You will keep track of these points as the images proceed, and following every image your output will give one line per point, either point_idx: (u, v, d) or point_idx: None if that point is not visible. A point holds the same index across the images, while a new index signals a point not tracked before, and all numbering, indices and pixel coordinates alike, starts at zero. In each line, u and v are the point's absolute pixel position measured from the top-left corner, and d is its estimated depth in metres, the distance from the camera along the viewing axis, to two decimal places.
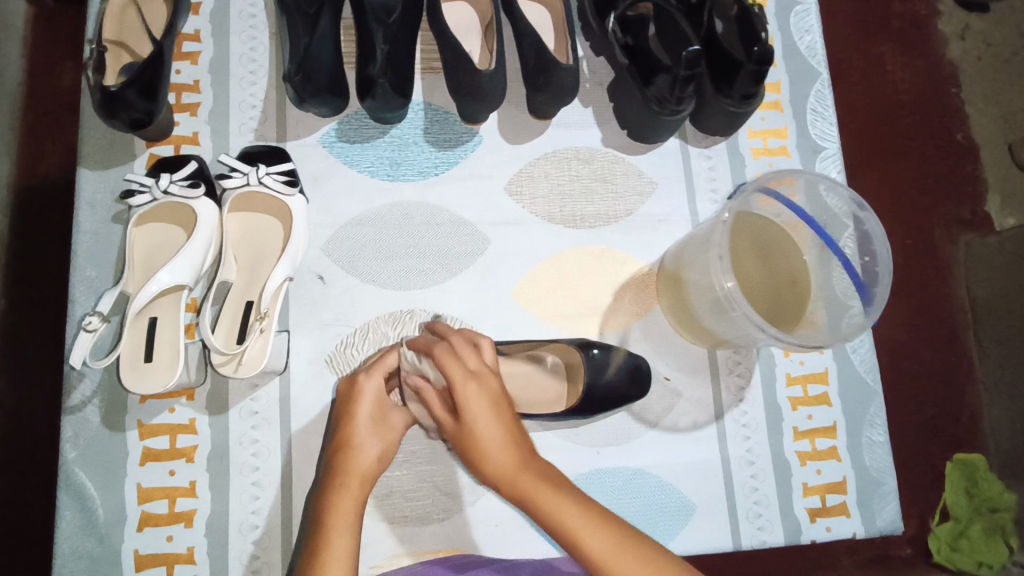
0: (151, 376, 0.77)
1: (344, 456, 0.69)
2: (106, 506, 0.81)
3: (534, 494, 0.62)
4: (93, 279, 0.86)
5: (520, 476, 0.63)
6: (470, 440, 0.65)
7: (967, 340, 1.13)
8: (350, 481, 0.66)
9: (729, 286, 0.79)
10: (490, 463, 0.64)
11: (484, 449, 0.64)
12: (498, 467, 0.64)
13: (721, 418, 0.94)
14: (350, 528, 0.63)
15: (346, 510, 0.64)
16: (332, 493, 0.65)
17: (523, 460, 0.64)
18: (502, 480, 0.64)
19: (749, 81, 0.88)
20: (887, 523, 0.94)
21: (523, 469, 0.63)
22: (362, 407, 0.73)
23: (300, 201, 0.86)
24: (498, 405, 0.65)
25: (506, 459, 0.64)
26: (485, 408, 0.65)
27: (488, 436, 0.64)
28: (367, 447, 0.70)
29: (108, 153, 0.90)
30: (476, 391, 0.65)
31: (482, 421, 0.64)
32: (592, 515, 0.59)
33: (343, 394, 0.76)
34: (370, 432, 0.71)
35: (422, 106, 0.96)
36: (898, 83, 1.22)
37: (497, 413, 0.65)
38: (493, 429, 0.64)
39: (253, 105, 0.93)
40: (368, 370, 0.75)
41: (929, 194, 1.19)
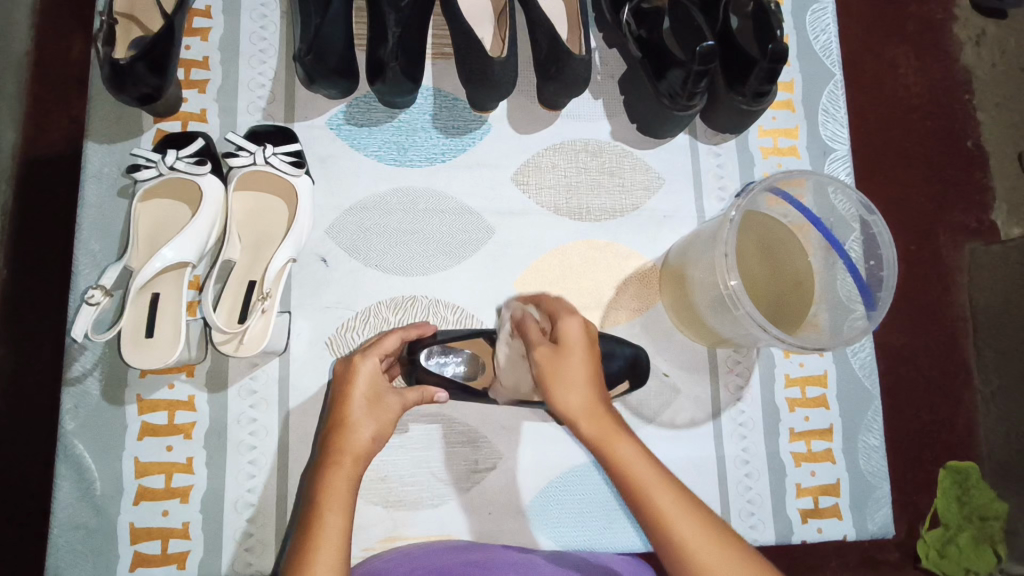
0: (151, 351, 0.77)
1: (338, 438, 0.67)
2: (103, 479, 0.81)
3: (610, 446, 0.65)
4: (97, 253, 0.85)
5: (599, 420, 0.66)
6: (558, 375, 0.68)
7: (967, 348, 1.13)
8: (343, 465, 0.65)
9: (733, 285, 0.78)
10: (571, 403, 0.67)
11: (566, 386, 0.67)
12: (575, 407, 0.67)
13: (718, 416, 0.94)
14: (340, 516, 0.61)
15: (339, 495, 0.63)
16: (325, 476, 0.64)
17: (606, 406, 0.67)
18: (581, 422, 0.67)
19: (762, 80, 0.87)
20: (879, 526, 0.94)
21: (601, 417, 0.67)
22: (360, 386, 0.71)
23: (305, 182, 0.85)
24: (583, 352, 0.69)
25: (587, 402, 0.67)
26: (570, 349, 0.69)
27: (576, 375, 0.68)
28: (361, 429, 0.68)
29: (114, 127, 0.89)
30: (579, 330, 0.70)
31: (573, 359, 0.69)
32: (661, 476, 0.62)
33: (340, 371, 0.73)
34: (364, 414, 0.69)
35: (432, 91, 0.95)
36: (911, 87, 1.21)
37: (590, 358, 0.70)
38: (582, 371, 0.68)
39: (262, 84, 0.93)
40: (365, 351, 0.73)
41: (937, 200, 1.18)
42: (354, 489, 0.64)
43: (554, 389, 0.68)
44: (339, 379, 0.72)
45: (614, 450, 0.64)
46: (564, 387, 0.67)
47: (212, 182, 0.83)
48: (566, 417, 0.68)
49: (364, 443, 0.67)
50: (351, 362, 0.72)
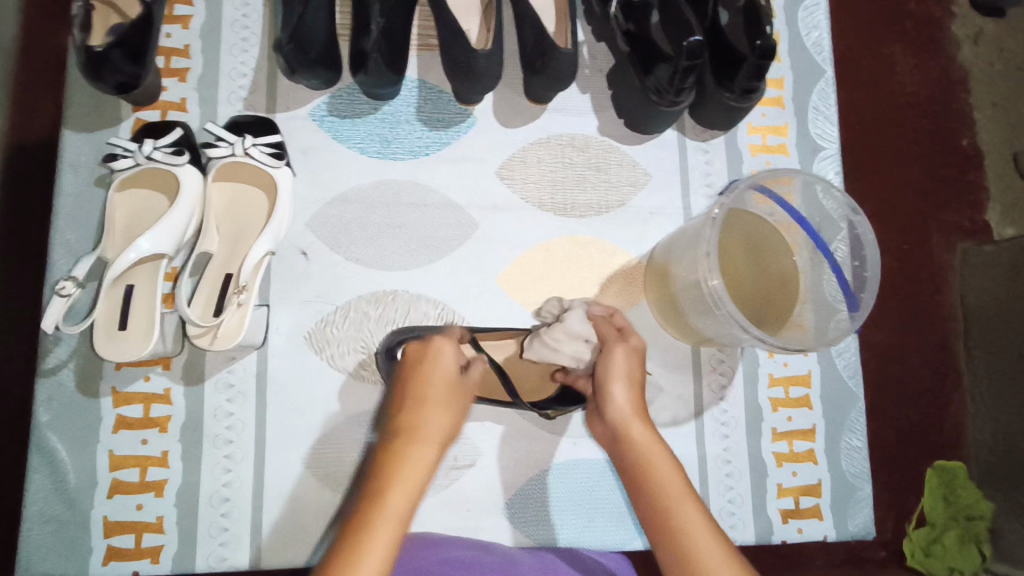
0: (124, 344, 0.76)
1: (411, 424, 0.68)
2: (77, 472, 0.80)
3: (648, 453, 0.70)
4: (73, 243, 0.84)
5: (641, 425, 0.73)
6: (612, 375, 0.75)
7: (957, 349, 1.13)
8: (420, 446, 0.66)
9: (714, 285, 0.77)
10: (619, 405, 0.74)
11: (614, 385, 0.75)
12: (620, 408, 0.74)
13: (700, 415, 0.93)
14: (409, 497, 0.62)
15: (412, 475, 0.63)
16: (401, 456, 0.64)
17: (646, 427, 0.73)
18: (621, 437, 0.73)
19: (751, 76, 0.86)
20: (859, 527, 0.94)
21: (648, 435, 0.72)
22: (435, 377, 0.73)
23: (286, 174, 0.84)
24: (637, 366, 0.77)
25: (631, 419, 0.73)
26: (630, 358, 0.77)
27: (632, 380, 0.76)
28: (440, 416, 0.70)
29: (92, 115, 0.88)
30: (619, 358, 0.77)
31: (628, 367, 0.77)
32: (690, 495, 0.66)
33: (423, 360, 0.75)
34: (439, 405, 0.70)
35: (417, 83, 0.94)
36: (906, 86, 1.20)
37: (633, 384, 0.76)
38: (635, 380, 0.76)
39: (243, 74, 0.91)
40: (440, 341, 0.77)
41: (930, 200, 1.17)
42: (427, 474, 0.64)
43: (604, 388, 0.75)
44: (413, 364, 0.76)
45: (653, 464, 0.69)
46: (613, 387, 0.75)
47: (190, 173, 0.82)
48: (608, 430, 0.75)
49: (435, 431, 0.68)
50: (434, 354, 0.76)
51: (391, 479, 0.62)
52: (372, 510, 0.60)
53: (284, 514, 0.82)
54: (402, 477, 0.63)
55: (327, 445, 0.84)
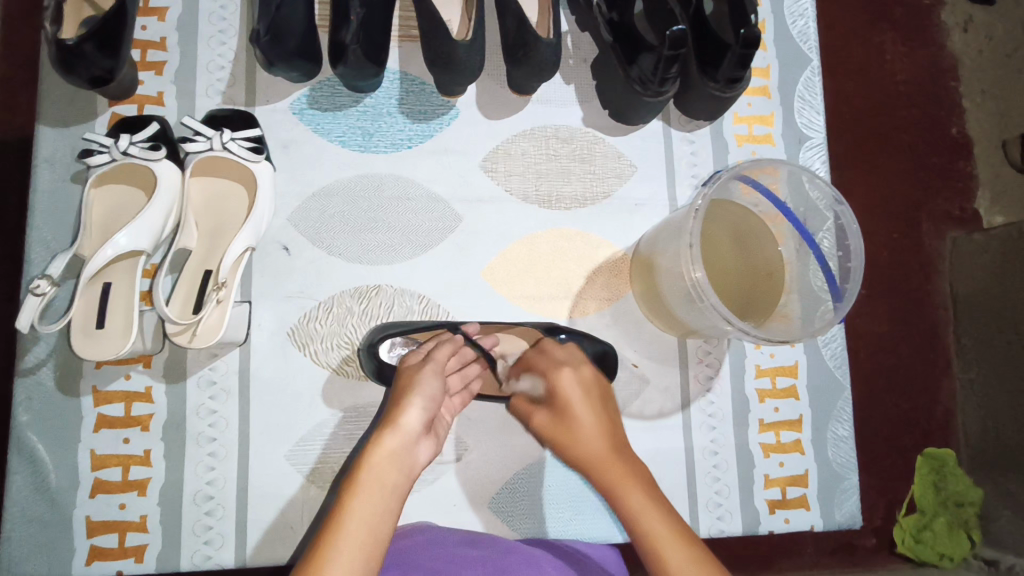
0: (102, 343, 0.75)
1: (386, 428, 0.67)
2: (57, 472, 0.80)
3: (617, 482, 0.70)
4: (49, 240, 0.83)
5: (611, 466, 0.71)
6: (568, 421, 0.75)
7: (946, 337, 1.13)
8: (387, 449, 0.65)
9: (697, 277, 0.77)
10: (583, 446, 0.73)
11: (576, 436, 0.73)
12: (590, 452, 0.72)
13: (687, 406, 0.93)
14: (379, 495, 0.61)
15: (377, 477, 0.63)
16: (374, 455, 0.64)
17: (611, 449, 0.73)
18: (589, 464, 0.72)
19: (734, 66, 0.85)
20: (846, 516, 0.94)
21: (616, 463, 0.71)
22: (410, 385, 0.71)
23: (266, 168, 0.83)
24: (591, 400, 0.76)
25: (598, 445, 0.73)
26: (578, 401, 0.75)
27: (586, 428, 0.74)
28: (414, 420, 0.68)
29: (67, 110, 0.86)
30: (569, 382, 0.76)
31: (578, 402, 0.75)
32: (664, 516, 0.66)
33: (407, 370, 0.74)
34: (421, 406, 0.69)
35: (398, 75, 0.93)
36: (896, 73, 1.19)
37: (592, 406, 0.75)
38: (591, 415, 0.74)
39: (221, 66, 0.90)
40: (410, 358, 0.77)
41: (919, 188, 1.17)
42: (395, 476, 0.64)
43: (562, 439, 0.75)
44: (402, 379, 0.73)
45: (623, 496, 0.68)
46: (575, 432, 0.74)
47: (168, 168, 0.80)
48: (576, 459, 0.74)
49: (399, 439, 0.66)
50: (410, 364, 0.75)
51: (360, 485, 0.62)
52: (336, 514, 0.60)
53: (269, 511, 0.82)
54: (371, 479, 0.62)
55: (312, 441, 0.83)
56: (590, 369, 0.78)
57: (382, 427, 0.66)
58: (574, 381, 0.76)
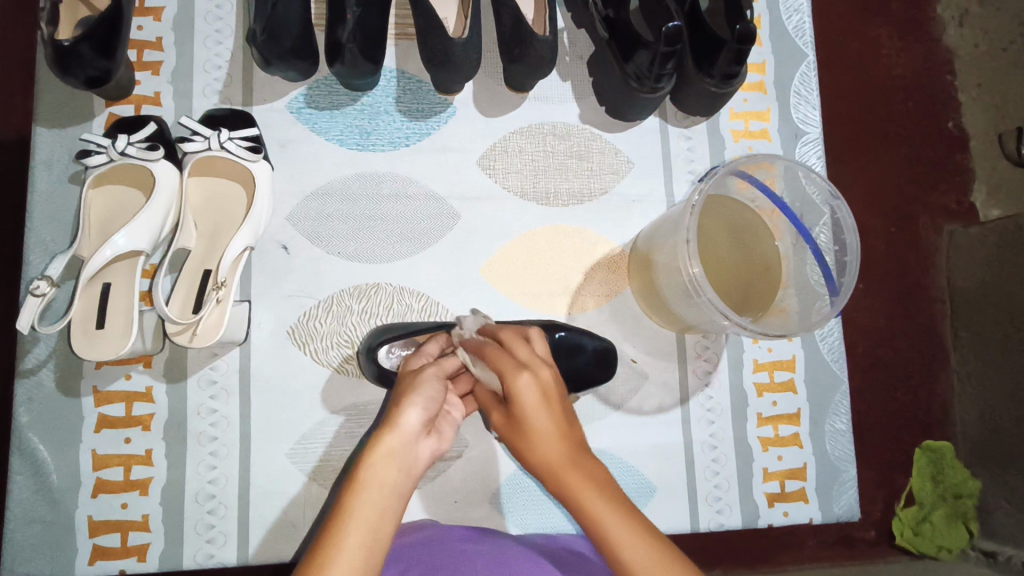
0: (102, 343, 0.75)
1: (387, 427, 0.63)
2: (59, 472, 0.80)
3: (580, 491, 0.58)
4: (48, 241, 0.83)
5: (568, 478, 0.59)
6: (521, 430, 0.61)
7: (944, 330, 1.13)
8: (389, 449, 0.61)
9: (696, 273, 0.77)
10: (541, 453, 0.60)
11: (531, 441, 0.61)
12: (546, 459, 0.60)
13: (686, 401, 0.94)
14: (380, 496, 0.58)
15: (381, 478, 0.59)
16: (374, 455, 0.60)
17: (571, 453, 0.60)
18: (550, 472, 0.60)
19: (730, 62, 0.85)
20: (845, 509, 0.95)
21: (578, 467, 0.59)
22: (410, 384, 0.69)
23: (264, 168, 0.83)
24: (550, 400, 0.62)
25: (555, 451, 0.60)
26: (537, 407, 0.61)
27: (541, 435, 0.60)
28: (413, 416, 0.64)
29: (64, 111, 0.86)
30: (527, 381, 0.61)
31: (535, 410, 0.61)
32: (643, 532, 0.54)
33: (408, 372, 0.71)
34: (420, 406, 0.65)
35: (395, 73, 0.93)
36: (892, 67, 1.19)
37: (547, 407, 0.61)
38: (546, 419, 0.61)
39: (218, 66, 0.90)
40: (411, 358, 0.74)
41: (916, 182, 1.17)
42: (398, 475, 0.60)
43: (521, 445, 0.62)
44: (404, 380, 0.70)
45: (589, 508, 0.57)
46: (529, 438, 0.61)
47: (166, 168, 0.80)
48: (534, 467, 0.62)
49: (400, 438, 0.61)
50: (410, 366, 0.72)
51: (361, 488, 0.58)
52: (339, 518, 0.56)
53: (271, 509, 0.82)
54: (372, 480, 0.59)
55: (313, 440, 0.84)
56: (549, 372, 0.63)
57: (381, 426, 0.62)
58: (534, 386, 0.61)
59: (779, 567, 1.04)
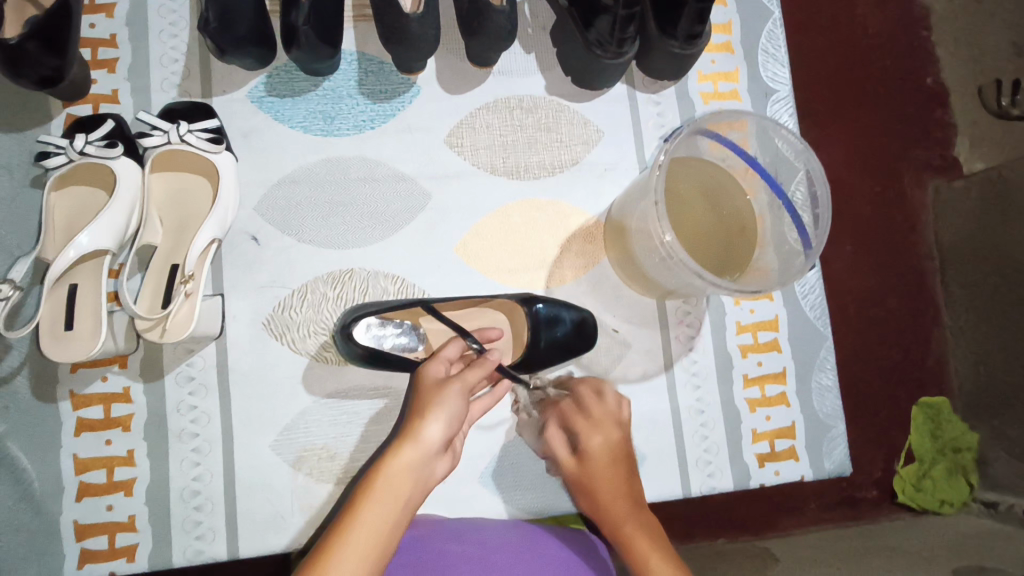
0: (72, 344, 0.74)
1: (408, 439, 0.65)
2: (41, 478, 0.79)
3: (632, 535, 0.73)
4: (12, 246, 0.82)
5: (619, 523, 0.75)
6: (591, 475, 0.78)
7: (934, 285, 1.13)
8: (404, 461, 0.63)
9: (667, 238, 0.76)
10: (606, 499, 0.76)
11: (597, 499, 0.77)
12: (612, 506, 0.76)
13: (670, 367, 0.93)
14: (390, 509, 0.61)
15: (392, 489, 0.62)
16: (392, 467, 0.63)
17: (630, 503, 0.76)
18: (609, 515, 0.76)
19: (693, 21, 0.84)
20: (835, 464, 0.95)
21: (630, 511, 0.75)
22: (425, 386, 0.70)
23: (227, 159, 0.83)
24: (617, 457, 0.79)
25: (620, 500, 0.76)
26: (601, 466, 0.78)
27: (604, 486, 0.77)
28: (436, 429, 0.66)
29: (21, 114, 0.85)
30: (598, 438, 0.79)
31: (603, 462, 0.78)
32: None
33: (430, 380, 0.70)
34: (445, 422, 0.66)
35: (355, 56, 0.91)
36: (867, 26, 1.18)
37: (618, 465, 0.79)
38: (614, 472, 0.78)
39: (175, 59, 0.88)
40: (437, 361, 0.72)
41: (895, 138, 1.16)
42: (409, 489, 0.63)
43: (587, 486, 0.78)
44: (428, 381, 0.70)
45: (633, 539, 0.73)
46: (595, 482, 0.78)
47: (127, 165, 0.79)
48: (594, 509, 0.77)
49: (416, 454, 0.64)
50: (431, 373, 0.71)
51: (369, 499, 0.61)
52: (345, 521, 0.59)
53: (257, 501, 0.81)
54: (383, 492, 0.62)
55: (297, 430, 0.83)
56: (603, 440, 0.79)
57: (403, 437, 0.65)
58: (603, 444, 0.79)
59: (782, 531, 1.04)
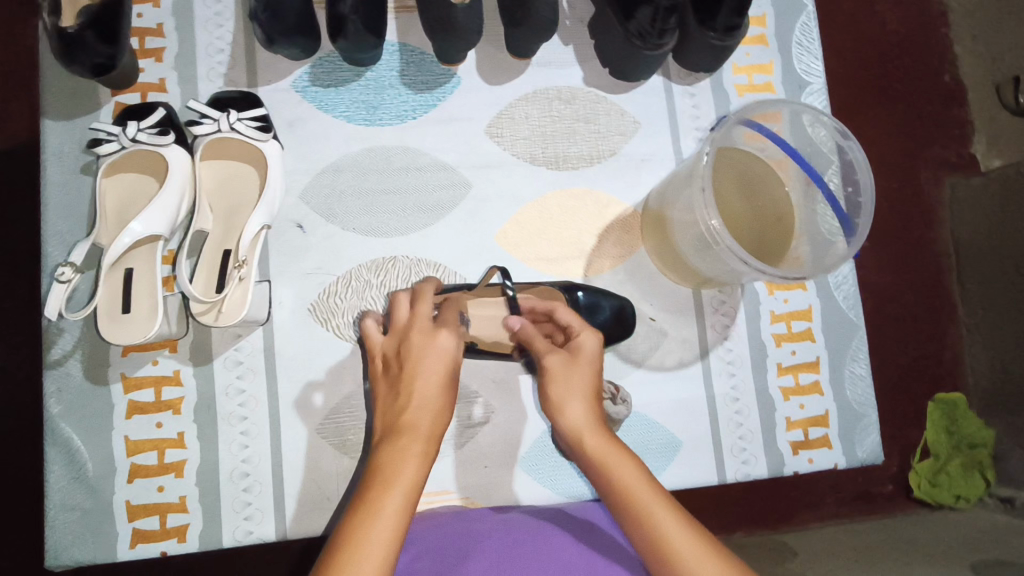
0: (129, 326, 0.76)
1: (406, 426, 0.63)
2: (95, 460, 0.81)
3: (605, 448, 0.64)
4: (65, 233, 0.84)
5: (599, 434, 0.66)
6: (565, 374, 0.70)
7: (950, 284, 1.13)
8: (419, 439, 0.62)
9: (713, 223, 0.77)
10: (573, 410, 0.68)
11: (568, 399, 0.68)
12: (580, 421, 0.67)
13: (706, 355, 0.94)
14: (406, 498, 0.57)
15: (405, 479, 0.59)
16: (393, 457, 0.60)
17: (601, 420, 0.67)
18: (582, 435, 0.66)
19: (732, 13, 0.86)
20: (868, 453, 0.96)
21: (603, 431, 0.66)
22: (433, 363, 0.67)
23: (274, 147, 0.84)
24: (588, 368, 0.71)
25: (590, 415, 0.67)
26: (579, 361, 0.71)
27: (577, 380, 0.70)
28: (434, 403, 0.65)
29: (72, 102, 0.86)
30: (585, 346, 0.73)
31: (581, 367, 0.71)
32: (660, 493, 0.60)
33: (419, 351, 0.67)
34: (439, 371, 0.66)
35: (397, 47, 0.93)
36: (886, 24, 1.19)
37: (595, 375, 0.71)
38: (586, 380, 0.70)
39: (221, 49, 0.90)
40: (448, 325, 0.69)
41: (920, 132, 1.17)
42: (422, 476, 0.60)
43: (558, 387, 0.70)
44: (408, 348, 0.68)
45: (609, 461, 0.63)
46: (568, 383, 0.70)
47: (178, 152, 0.81)
48: (564, 421, 0.68)
49: (433, 417, 0.64)
50: (421, 344, 0.68)
51: (386, 489, 0.58)
52: (362, 513, 0.55)
53: (304, 483, 0.83)
54: (396, 486, 0.58)
55: (342, 414, 0.85)
56: (594, 341, 0.73)
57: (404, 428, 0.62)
58: (597, 344, 0.73)
59: (797, 525, 1.04)
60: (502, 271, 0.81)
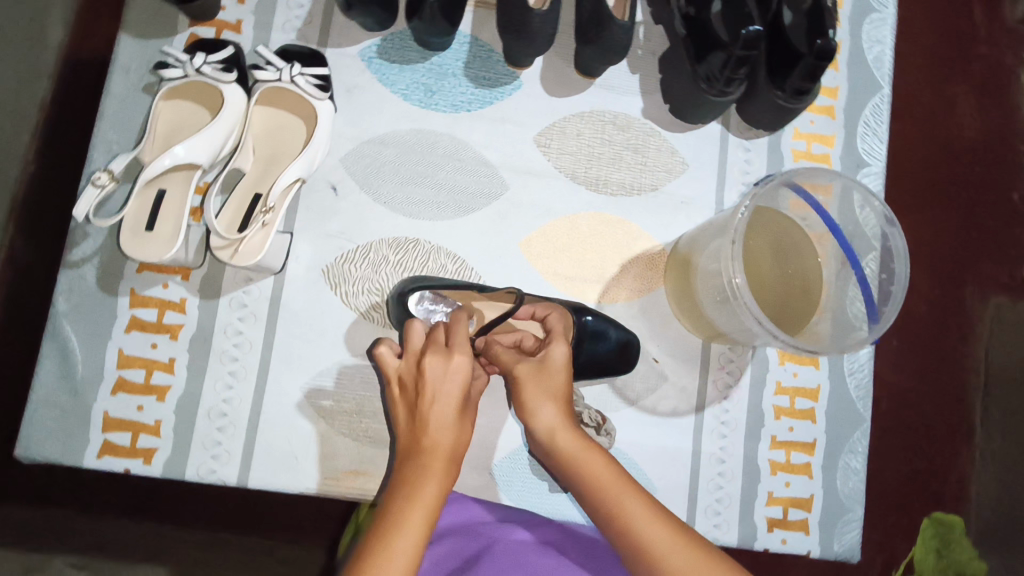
0: (150, 244, 0.78)
1: (425, 451, 0.62)
2: (85, 364, 0.83)
3: (568, 446, 0.65)
4: (113, 143, 0.86)
5: (566, 433, 0.66)
6: (534, 381, 0.69)
7: (974, 402, 1.09)
8: (438, 461, 0.61)
9: (738, 281, 0.76)
10: (539, 411, 0.67)
11: (537, 403, 0.67)
12: (546, 424, 0.67)
13: (701, 410, 0.92)
14: (423, 532, 0.57)
15: (422, 506, 0.58)
16: (414, 488, 0.59)
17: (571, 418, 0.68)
18: (549, 439, 0.67)
19: (803, 77, 0.83)
20: (845, 548, 0.92)
21: (573, 431, 0.67)
22: (455, 386, 0.63)
23: (328, 107, 0.85)
24: (550, 370, 0.70)
25: (560, 416, 0.67)
26: (548, 367, 0.70)
27: (549, 383, 0.69)
28: (453, 431, 0.63)
29: (151, 24, 0.90)
30: (558, 351, 0.71)
31: (554, 374, 0.70)
32: (628, 485, 0.63)
33: (439, 373, 0.64)
34: (458, 399, 0.63)
35: (468, 39, 0.94)
36: (962, 124, 1.16)
37: (567, 376, 0.70)
38: (557, 379, 0.69)
39: (301, 5, 0.92)
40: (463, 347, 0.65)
41: (974, 247, 1.13)
42: (441, 496, 0.61)
43: (528, 391, 0.68)
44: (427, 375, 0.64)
45: (580, 460, 0.64)
46: (539, 387, 0.68)
47: (235, 91, 0.83)
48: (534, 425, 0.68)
49: (454, 435, 0.63)
50: (440, 368, 0.64)
51: (405, 515, 0.58)
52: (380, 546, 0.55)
53: (277, 437, 0.83)
54: (416, 515, 0.58)
55: (329, 378, 0.85)
56: (562, 351, 0.71)
57: (425, 455, 0.61)
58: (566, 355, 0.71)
59: None
60: (518, 291, 0.76)
